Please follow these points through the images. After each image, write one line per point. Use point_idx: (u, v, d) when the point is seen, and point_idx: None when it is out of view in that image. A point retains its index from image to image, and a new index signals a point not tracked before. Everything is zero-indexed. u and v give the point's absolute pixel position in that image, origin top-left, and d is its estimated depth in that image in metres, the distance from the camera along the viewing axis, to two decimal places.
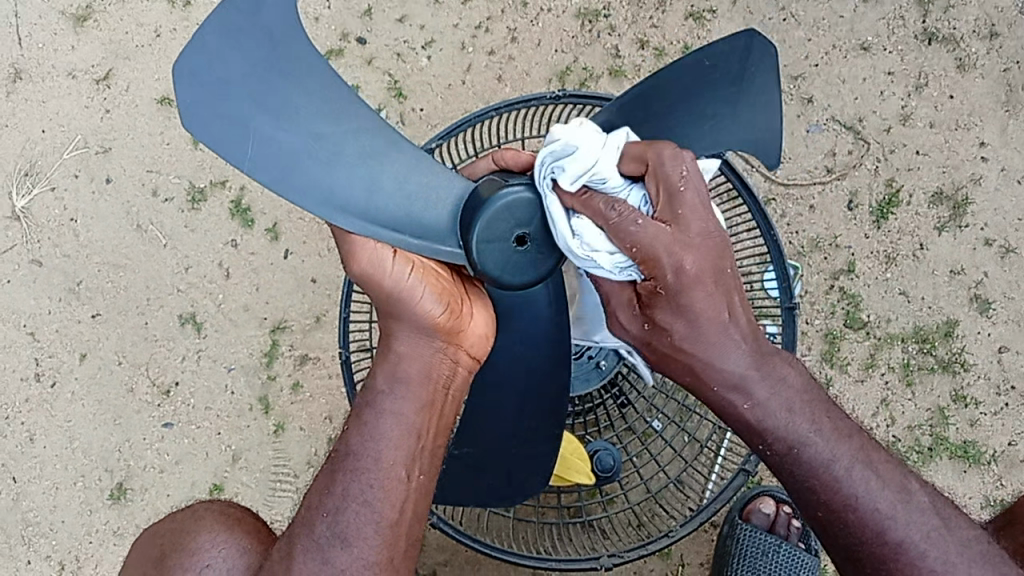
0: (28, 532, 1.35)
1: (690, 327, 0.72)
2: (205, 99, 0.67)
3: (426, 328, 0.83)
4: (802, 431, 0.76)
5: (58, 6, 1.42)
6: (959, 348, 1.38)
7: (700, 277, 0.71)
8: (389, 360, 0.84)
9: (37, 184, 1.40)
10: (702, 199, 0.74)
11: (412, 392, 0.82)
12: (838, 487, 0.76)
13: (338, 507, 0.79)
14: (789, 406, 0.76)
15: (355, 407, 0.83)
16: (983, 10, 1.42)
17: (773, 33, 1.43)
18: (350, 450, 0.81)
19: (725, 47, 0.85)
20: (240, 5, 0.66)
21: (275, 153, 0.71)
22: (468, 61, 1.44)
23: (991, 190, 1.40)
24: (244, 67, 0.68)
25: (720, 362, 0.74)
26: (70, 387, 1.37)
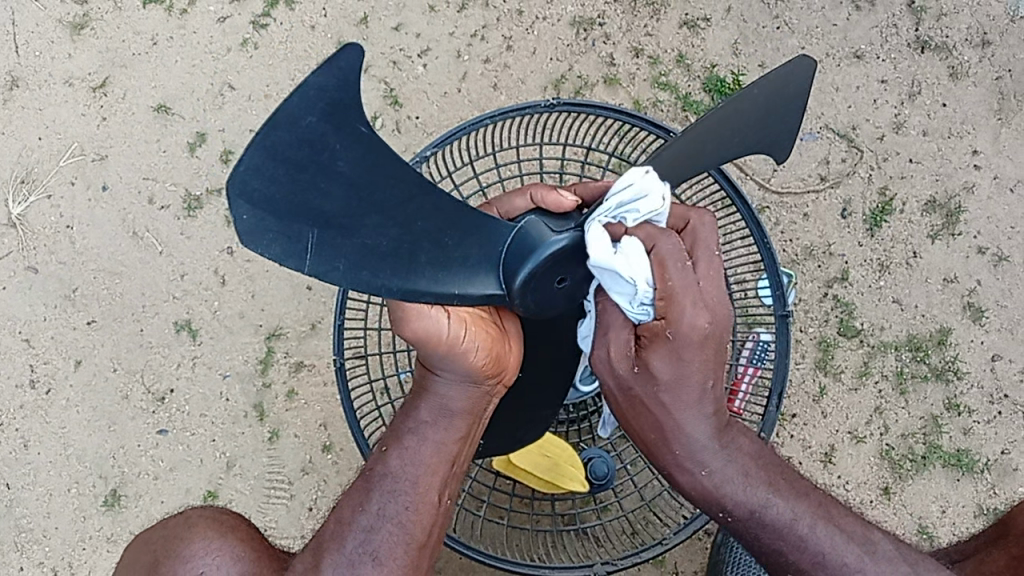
0: (21, 538, 1.35)
1: (678, 379, 0.77)
2: (260, 214, 0.63)
3: (470, 374, 0.88)
4: (760, 495, 0.82)
5: (55, 14, 1.43)
6: (952, 356, 1.38)
7: (703, 337, 0.75)
8: (432, 395, 0.90)
9: (33, 192, 1.40)
10: (714, 268, 0.78)
11: (453, 424, 0.89)
12: (804, 547, 0.82)
13: (373, 525, 0.86)
14: (746, 473, 0.82)
15: (396, 430, 0.90)
16: (975, 19, 1.43)
17: (767, 42, 1.44)
18: (389, 472, 0.88)
19: (781, 72, 0.84)
20: (297, 116, 0.61)
21: (334, 250, 0.67)
22: (464, 69, 1.45)
23: (983, 198, 1.41)
24: (301, 172, 0.63)
25: (690, 427, 0.79)
26: (65, 394, 1.37)
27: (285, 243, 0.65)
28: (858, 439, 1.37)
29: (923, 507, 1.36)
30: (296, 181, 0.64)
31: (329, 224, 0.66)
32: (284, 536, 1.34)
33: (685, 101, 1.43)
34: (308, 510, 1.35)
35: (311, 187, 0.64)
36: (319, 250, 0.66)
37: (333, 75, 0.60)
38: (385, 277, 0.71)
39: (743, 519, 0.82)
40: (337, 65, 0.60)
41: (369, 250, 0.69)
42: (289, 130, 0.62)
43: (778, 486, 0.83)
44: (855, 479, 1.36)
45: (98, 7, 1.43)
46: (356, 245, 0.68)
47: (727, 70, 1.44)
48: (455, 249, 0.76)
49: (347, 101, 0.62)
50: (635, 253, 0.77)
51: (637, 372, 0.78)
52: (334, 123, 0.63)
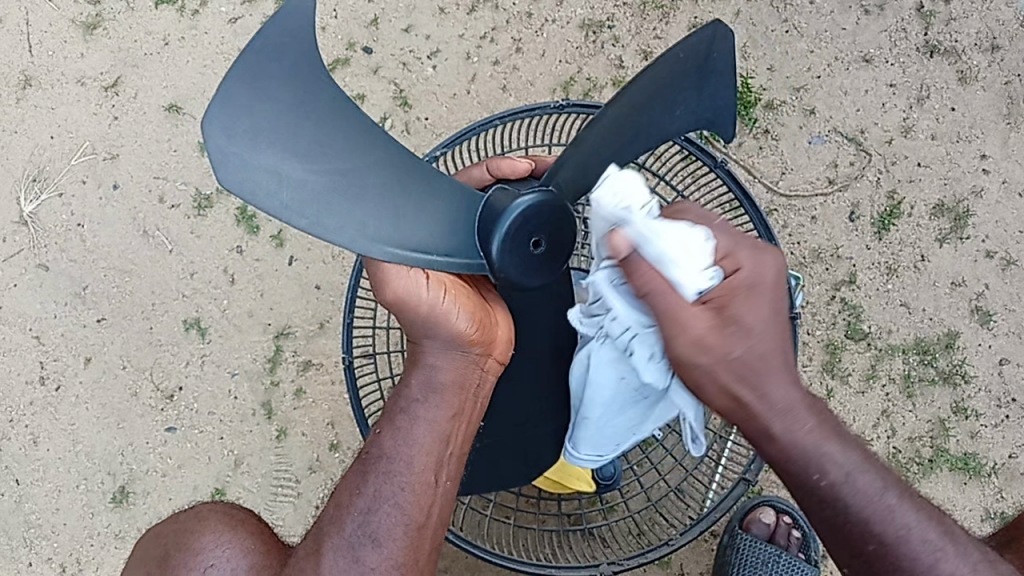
0: (30, 534, 1.36)
1: (763, 323, 0.69)
2: (237, 154, 0.67)
3: (457, 341, 0.88)
4: (857, 468, 0.69)
5: (68, 14, 1.44)
6: (959, 360, 1.38)
7: (771, 282, 0.71)
8: (423, 369, 0.89)
9: (45, 190, 1.41)
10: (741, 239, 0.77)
11: (445, 400, 0.88)
12: (892, 520, 0.68)
13: (369, 508, 0.85)
14: (839, 441, 0.70)
15: (388, 411, 0.89)
16: (984, 24, 1.43)
17: (777, 45, 1.44)
18: (383, 453, 0.87)
19: (696, 39, 0.82)
20: (261, 59, 0.67)
21: (307, 197, 0.71)
22: (473, 71, 1.45)
23: (992, 202, 1.41)
24: (272, 117, 0.68)
25: (784, 382, 0.69)
26: (74, 391, 1.38)
27: (263, 186, 0.69)
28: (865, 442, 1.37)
29: None
30: (264, 127, 0.68)
31: (302, 173, 0.71)
32: (291, 534, 1.35)
33: None
34: (315, 508, 1.36)
35: (280, 136, 0.69)
36: (295, 202, 0.70)
37: (289, 20, 0.66)
38: (354, 230, 0.75)
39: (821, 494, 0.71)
40: (292, 17, 0.66)
41: (339, 198, 0.74)
42: (253, 79, 0.67)
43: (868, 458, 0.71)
44: None
45: (111, 7, 1.44)
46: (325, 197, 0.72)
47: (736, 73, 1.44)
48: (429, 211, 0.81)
49: (308, 58, 0.69)
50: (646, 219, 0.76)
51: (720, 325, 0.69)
52: (295, 72, 0.68)
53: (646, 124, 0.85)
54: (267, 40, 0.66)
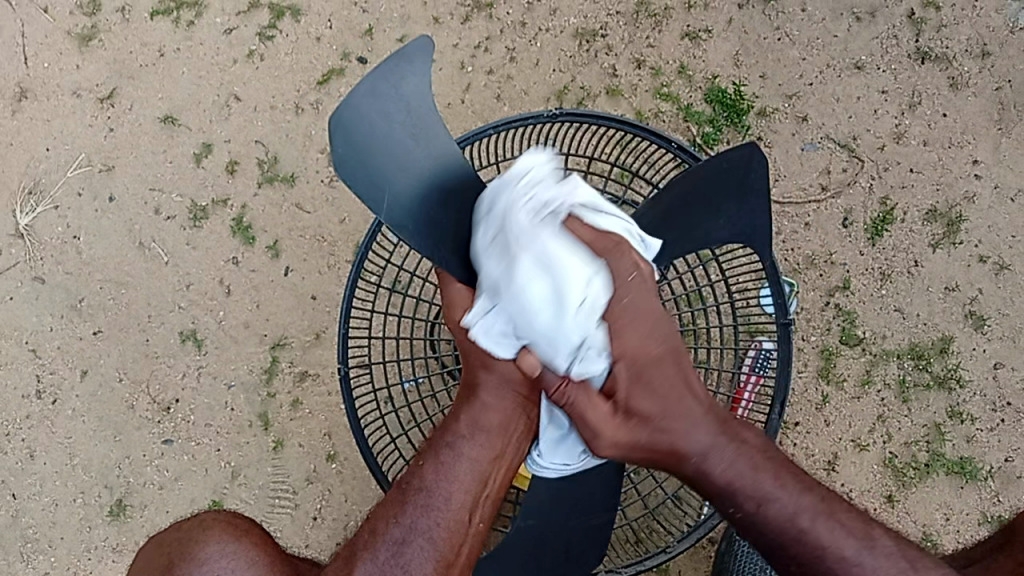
0: (27, 548, 1.36)
1: (666, 386, 0.83)
2: (350, 148, 0.80)
3: (512, 381, 0.89)
4: (768, 487, 0.82)
5: (63, 27, 1.44)
6: (954, 364, 1.39)
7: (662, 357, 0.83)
8: (473, 405, 0.90)
9: (40, 203, 1.41)
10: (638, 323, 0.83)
11: (490, 440, 0.89)
12: (808, 539, 0.81)
13: (404, 539, 0.86)
14: (754, 465, 0.83)
15: (432, 443, 0.90)
16: (975, 30, 1.44)
17: (769, 53, 1.45)
18: (423, 485, 0.88)
19: (735, 156, 0.95)
20: (387, 80, 0.82)
21: (400, 199, 0.84)
22: (467, 80, 1.46)
23: (984, 208, 1.42)
24: (385, 129, 0.82)
25: (693, 429, 0.83)
26: (71, 403, 1.38)
27: (365, 177, 0.81)
28: (862, 447, 1.38)
29: (927, 516, 1.36)
30: (380, 133, 0.82)
31: (398, 178, 0.83)
32: (288, 546, 1.35)
33: (687, 112, 1.44)
34: (312, 519, 1.36)
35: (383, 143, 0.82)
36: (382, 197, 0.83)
37: (416, 60, 0.82)
38: (434, 239, 0.86)
39: (782, 548, 0.82)
40: (413, 55, 0.82)
41: (427, 209, 0.86)
42: (375, 95, 0.81)
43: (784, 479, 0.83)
44: (858, 487, 1.37)
45: (106, 20, 1.44)
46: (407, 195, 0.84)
47: (728, 80, 1.45)
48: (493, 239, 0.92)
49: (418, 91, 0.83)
50: (563, 248, 0.82)
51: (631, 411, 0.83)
52: (408, 102, 0.83)
53: (687, 222, 0.97)
54: (393, 69, 0.82)
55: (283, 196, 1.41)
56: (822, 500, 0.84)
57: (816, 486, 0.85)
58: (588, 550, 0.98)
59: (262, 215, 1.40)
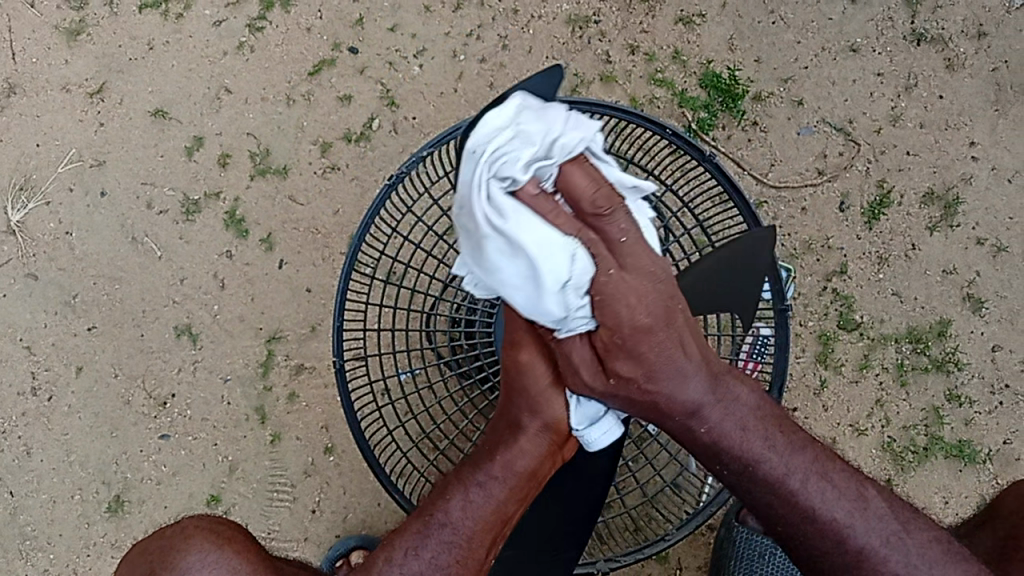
0: (25, 545, 1.36)
1: (659, 354, 0.74)
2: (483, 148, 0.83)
3: (553, 430, 0.84)
4: (755, 449, 0.79)
5: (51, 21, 1.43)
6: (952, 347, 1.38)
7: (653, 326, 0.73)
8: (508, 445, 0.83)
9: (32, 199, 1.40)
10: (641, 273, 0.73)
11: (520, 485, 0.82)
12: (796, 502, 0.79)
13: (420, 571, 0.78)
14: (743, 425, 0.79)
15: (461, 477, 0.82)
16: (971, 10, 1.43)
17: (764, 36, 1.44)
18: (448, 521, 0.79)
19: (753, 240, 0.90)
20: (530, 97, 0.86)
21: None
22: (460, 68, 1.44)
23: (982, 189, 1.41)
24: None
25: (680, 393, 0.76)
26: (67, 400, 1.38)
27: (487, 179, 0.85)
28: (860, 432, 1.37)
29: (925, 499, 1.36)
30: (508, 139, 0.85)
31: None
32: (286, 540, 1.35)
33: (682, 97, 1.43)
34: (311, 512, 1.36)
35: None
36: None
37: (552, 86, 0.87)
38: None
39: (769, 507, 0.80)
40: (550, 80, 0.87)
41: None
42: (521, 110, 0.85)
43: (775, 439, 0.80)
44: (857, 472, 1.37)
45: (94, 12, 1.43)
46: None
47: (723, 65, 1.44)
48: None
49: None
50: (531, 222, 0.72)
51: (615, 380, 0.77)
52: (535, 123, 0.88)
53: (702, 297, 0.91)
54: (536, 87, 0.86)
55: (276, 188, 1.40)
56: (816, 457, 0.81)
57: (810, 443, 0.82)
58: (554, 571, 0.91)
59: (256, 208, 1.40)
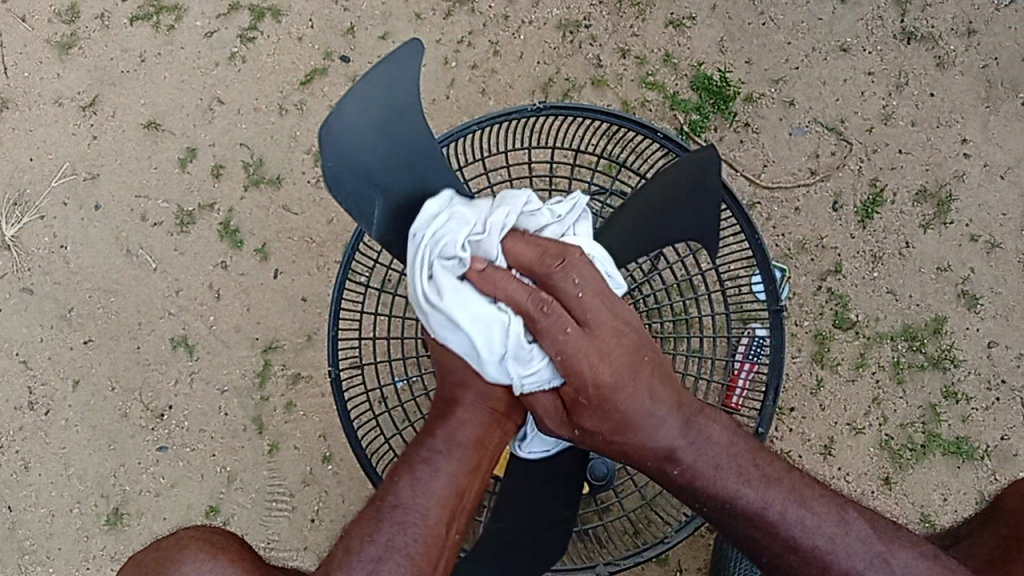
0: (25, 559, 1.36)
1: (627, 407, 0.76)
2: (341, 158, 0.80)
3: (489, 398, 0.82)
4: (729, 487, 0.81)
5: (43, 36, 1.43)
6: (948, 344, 1.39)
7: (618, 381, 0.75)
8: (448, 421, 0.82)
9: (26, 213, 1.40)
10: (601, 334, 0.75)
11: (467, 456, 0.81)
12: (776, 532, 0.80)
13: (380, 557, 0.76)
14: (716, 464, 0.81)
15: (406, 458, 0.81)
16: (960, 8, 1.43)
17: (754, 38, 1.45)
18: (398, 502, 0.78)
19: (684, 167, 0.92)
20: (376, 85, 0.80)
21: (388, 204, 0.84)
22: (452, 76, 1.45)
23: (974, 186, 1.41)
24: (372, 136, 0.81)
25: (650, 441, 0.78)
26: (64, 414, 1.37)
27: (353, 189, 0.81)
28: (858, 430, 1.37)
29: (924, 497, 1.36)
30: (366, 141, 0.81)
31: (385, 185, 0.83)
32: (286, 549, 1.35)
33: (673, 100, 1.43)
34: (310, 521, 1.35)
35: (370, 148, 0.81)
36: (363, 191, 0.82)
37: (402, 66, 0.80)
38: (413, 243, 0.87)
39: (753, 539, 0.81)
40: (402, 60, 0.80)
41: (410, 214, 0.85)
42: (369, 106, 0.80)
43: (749, 476, 0.81)
44: (855, 471, 1.37)
45: (86, 26, 1.43)
46: (387, 194, 0.83)
47: (713, 67, 1.44)
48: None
49: (405, 107, 0.81)
50: (467, 299, 0.77)
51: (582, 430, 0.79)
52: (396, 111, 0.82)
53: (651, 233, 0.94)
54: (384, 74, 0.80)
55: (270, 197, 1.40)
56: (793, 487, 0.82)
57: (788, 472, 0.83)
58: (551, 541, 0.92)
59: (250, 218, 1.40)
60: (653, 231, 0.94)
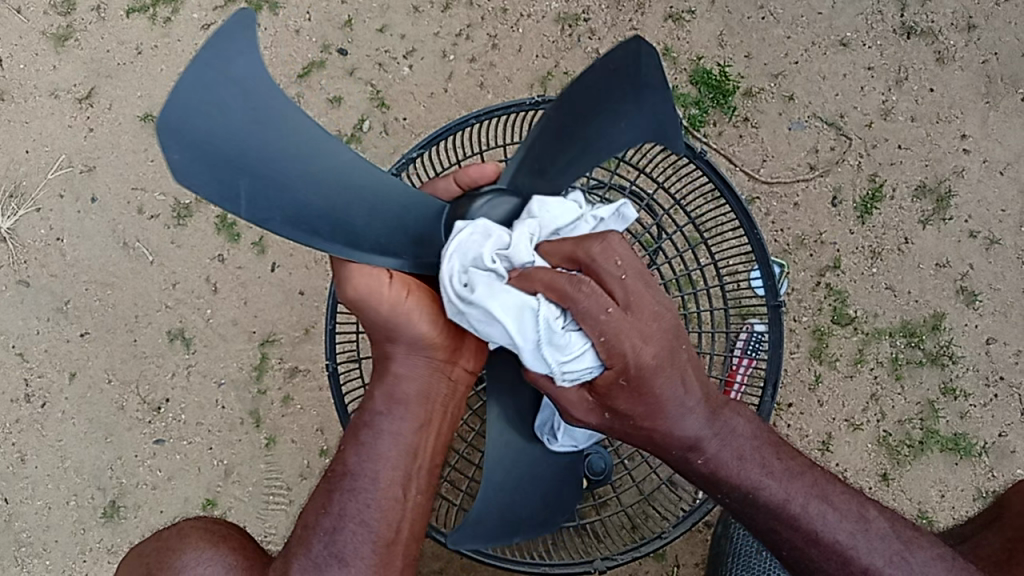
0: (21, 552, 1.35)
1: (664, 393, 0.73)
2: (196, 163, 0.61)
3: (422, 347, 0.84)
4: (753, 477, 0.80)
5: (38, 27, 1.42)
6: (946, 341, 1.39)
7: (659, 365, 0.72)
8: (386, 381, 0.85)
9: (22, 205, 1.40)
10: (647, 318, 0.71)
11: (410, 412, 0.84)
12: (796, 524, 0.81)
13: (336, 526, 0.84)
14: (740, 455, 0.79)
15: (353, 426, 0.85)
16: (960, 3, 1.43)
17: (753, 32, 1.44)
18: (348, 471, 0.84)
19: (619, 54, 0.78)
20: (210, 61, 0.60)
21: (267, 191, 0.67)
22: (449, 69, 1.44)
23: (974, 181, 1.41)
24: (221, 123, 0.62)
25: (678, 430, 0.76)
26: (60, 406, 1.37)
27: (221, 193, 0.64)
28: (856, 427, 1.37)
29: (922, 493, 1.36)
30: (216, 134, 0.62)
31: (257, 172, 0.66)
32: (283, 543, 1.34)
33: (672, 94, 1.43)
34: None
35: (223, 133, 0.63)
36: (271, 211, 0.68)
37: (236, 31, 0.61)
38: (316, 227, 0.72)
39: (775, 531, 0.82)
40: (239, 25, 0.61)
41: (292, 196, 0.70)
42: (207, 93, 0.61)
43: (772, 468, 0.81)
44: (853, 467, 1.37)
45: (82, 18, 1.42)
46: (290, 197, 0.69)
47: (713, 61, 1.44)
48: (390, 219, 0.80)
49: (247, 71, 0.63)
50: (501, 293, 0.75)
51: (610, 414, 0.76)
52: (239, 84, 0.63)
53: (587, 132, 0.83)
54: (215, 48, 0.60)
55: None
56: (815, 482, 0.83)
57: (810, 468, 0.85)
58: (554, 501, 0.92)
59: None
60: (594, 127, 0.83)
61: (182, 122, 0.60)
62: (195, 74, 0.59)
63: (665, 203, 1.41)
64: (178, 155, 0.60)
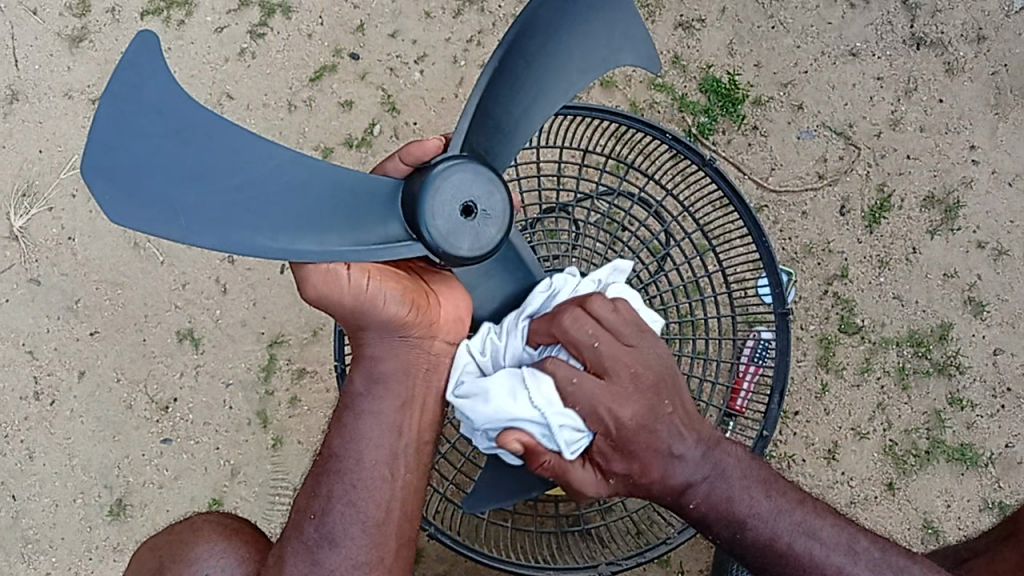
0: (28, 550, 1.36)
1: (647, 446, 0.80)
2: (125, 192, 0.66)
3: (394, 326, 0.85)
4: (742, 514, 0.82)
5: (54, 28, 1.44)
6: (953, 351, 1.38)
7: (638, 422, 0.79)
8: (365, 362, 0.87)
9: (35, 204, 1.41)
10: (624, 378, 0.79)
11: (391, 390, 0.86)
12: (784, 561, 0.82)
13: (326, 510, 0.85)
14: (731, 493, 0.83)
15: (337, 410, 0.88)
16: (970, 15, 1.43)
17: (763, 41, 1.44)
18: (334, 454, 0.86)
19: None
20: (120, 92, 0.66)
21: (209, 211, 0.71)
22: (461, 74, 1.45)
23: (982, 192, 1.41)
24: (145, 150, 0.68)
25: (667, 480, 0.82)
26: (69, 404, 1.38)
27: (162, 218, 0.68)
28: (862, 435, 1.37)
29: (927, 503, 1.36)
30: (142, 160, 0.67)
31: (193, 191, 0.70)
32: None
33: (682, 101, 1.43)
34: None
35: (149, 158, 0.68)
36: (223, 225, 0.71)
37: (138, 58, 0.66)
38: (270, 237, 0.74)
39: (765, 567, 0.83)
40: (140, 49, 0.66)
41: (238, 208, 0.73)
42: (125, 124, 0.66)
43: (762, 502, 0.83)
44: (859, 475, 1.37)
45: (97, 19, 1.44)
46: (237, 208, 0.73)
47: (723, 70, 1.44)
48: (350, 208, 0.80)
49: (161, 94, 0.68)
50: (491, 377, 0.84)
51: (608, 479, 0.82)
52: (158, 108, 0.68)
53: (551, 61, 0.87)
54: (120, 76, 0.66)
55: None
56: (804, 517, 0.83)
57: (802, 501, 0.84)
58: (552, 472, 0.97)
59: None
60: (556, 55, 0.87)
61: (103, 160, 0.65)
62: (107, 107, 0.65)
63: (674, 209, 1.42)
64: (105, 190, 0.65)
